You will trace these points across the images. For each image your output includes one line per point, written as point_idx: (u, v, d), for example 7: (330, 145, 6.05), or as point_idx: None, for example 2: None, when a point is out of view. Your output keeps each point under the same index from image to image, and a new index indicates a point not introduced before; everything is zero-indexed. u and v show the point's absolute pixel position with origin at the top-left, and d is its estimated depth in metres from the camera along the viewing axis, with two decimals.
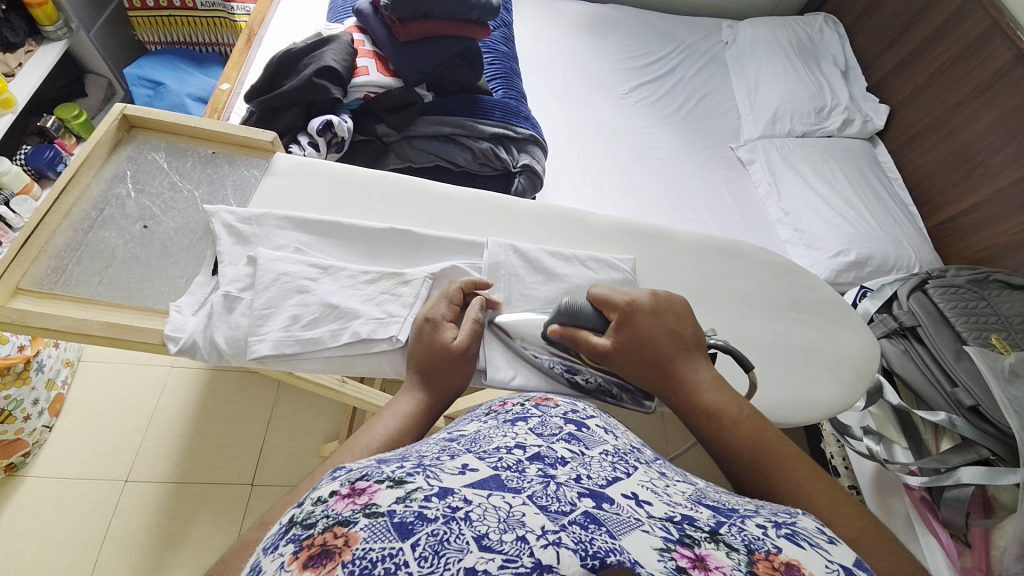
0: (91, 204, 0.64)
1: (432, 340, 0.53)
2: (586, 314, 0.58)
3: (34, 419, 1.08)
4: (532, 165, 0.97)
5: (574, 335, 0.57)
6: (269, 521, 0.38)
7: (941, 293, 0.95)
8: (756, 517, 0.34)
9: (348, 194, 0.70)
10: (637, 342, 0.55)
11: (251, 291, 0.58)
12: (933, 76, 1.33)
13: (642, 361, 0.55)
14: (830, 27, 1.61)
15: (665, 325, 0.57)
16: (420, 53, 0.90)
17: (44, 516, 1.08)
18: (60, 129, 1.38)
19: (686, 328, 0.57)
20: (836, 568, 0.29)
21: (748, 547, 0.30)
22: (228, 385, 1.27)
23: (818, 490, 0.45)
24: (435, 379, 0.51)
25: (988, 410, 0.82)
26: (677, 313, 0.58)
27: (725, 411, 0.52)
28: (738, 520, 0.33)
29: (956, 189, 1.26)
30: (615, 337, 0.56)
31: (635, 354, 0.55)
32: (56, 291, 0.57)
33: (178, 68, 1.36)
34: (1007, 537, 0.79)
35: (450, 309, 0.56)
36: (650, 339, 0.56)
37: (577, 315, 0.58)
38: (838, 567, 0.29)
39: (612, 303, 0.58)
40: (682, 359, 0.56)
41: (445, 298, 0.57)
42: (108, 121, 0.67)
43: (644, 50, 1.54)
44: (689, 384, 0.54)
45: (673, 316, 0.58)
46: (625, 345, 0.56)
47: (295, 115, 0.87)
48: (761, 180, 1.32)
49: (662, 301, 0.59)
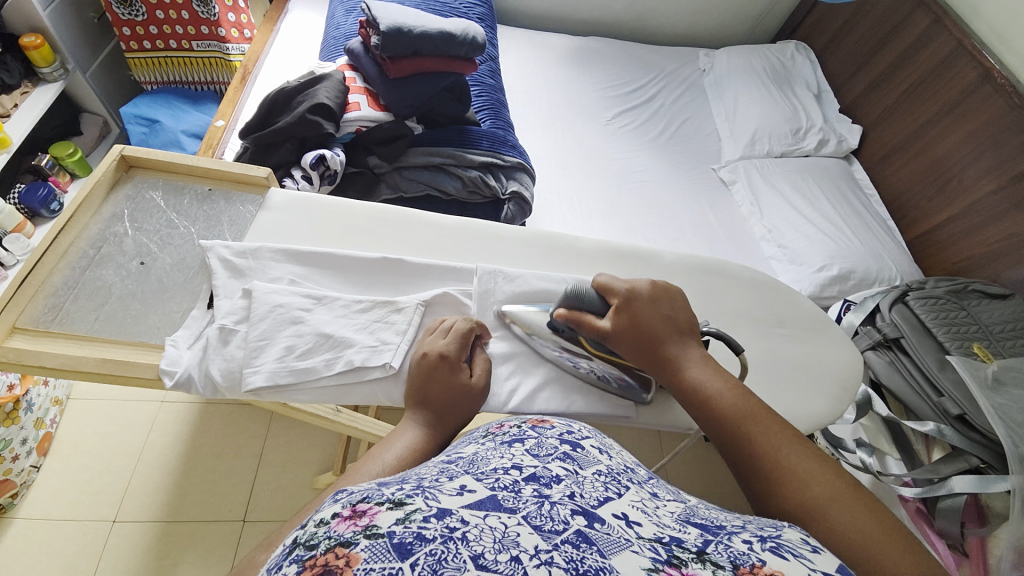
0: (88, 242, 0.65)
1: (444, 376, 0.54)
2: (591, 299, 0.62)
3: (22, 459, 1.06)
4: (520, 192, 1.00)
5: (579, 319, 0.61)
6: (270, 547, 0.40)
7: (921, 304, 0.97)
8: (742, 532, 0.35)
9: (341, 225, 0.72)
10: (635, 324, 0.59)
11: (246, 323, 0.59)
12: (902, 96, 1.40)
13: (640, 340, 0.59)
14: (801, 53, 1.69)
15: (662, 310, 0.60)
16: (410, 88, 0.94)
17: (28, 560, 1.05)
18: (54, 167, 1.40)
19: (682, 314, 0.61)
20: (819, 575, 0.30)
21: (733, 563, 0.30)
22: (219, 417, 1.25)
23: (796, 457, 0.47)
24: (441, 419, 0.52)
25: (974, 419, 0.83)
26: (672, 301, 0.62)
27: (713, 384, 0.55)
28: (724, 536, 0.34)
29: (931, 204, 1.31)
30: (616, 319, 0.60)
31: (632, 336, 0.59)
32: (52, 329, 0.58)
33: (173, 106, 1.40)
34: (1002, 545, 0.80)
35: (461, 348, 0.57)
36: (647, 321, 0.59)
37: (583, 299, 0.62)
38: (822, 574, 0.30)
39: (613, 287, 0.62)
40: (673, 340, 0.59)
41: (456, 336, 0.57)
42: (107, 162, 0.69)
43: (626, 78, 1.61)
44: (680, 363, 0.58)
45: (670, 304, 0.61)
46: (624, 325, 0.59)
47: (288, 150, 0.89)
48: (743, 201, 1.36)
49: (660, 289, 0.62)
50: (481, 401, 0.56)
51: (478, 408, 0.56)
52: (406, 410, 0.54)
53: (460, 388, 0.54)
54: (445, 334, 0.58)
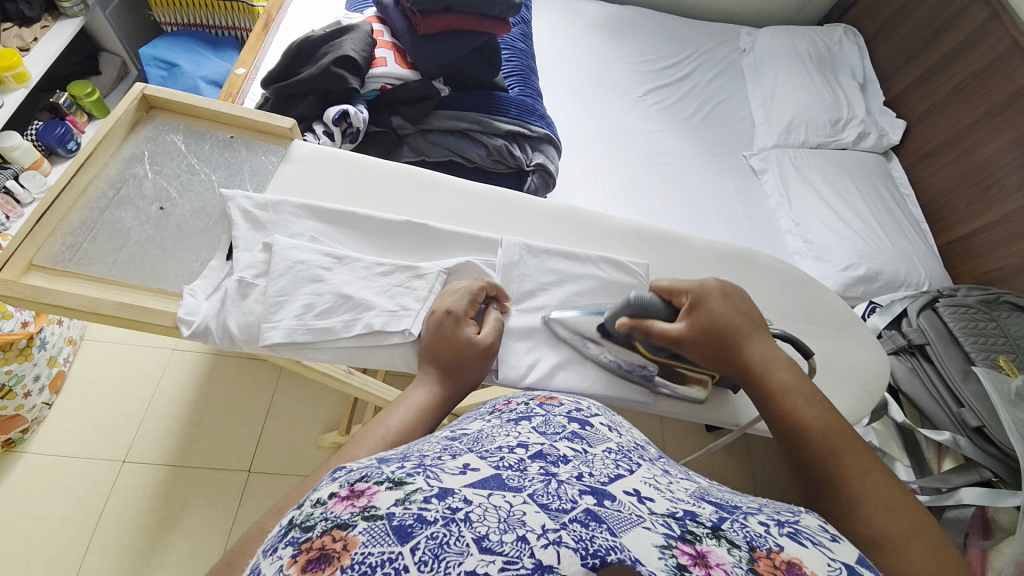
0: (107, 182, 0.64)
1: (449, 333, 0.53)
2: (654, 305, 0.58)
3: (35, 396, 1.08)
4: (545, 165, 0.96)
5: (645, 326, 0.57)
6: (283, 511, 0.38)
7: (951, 311, 0.94)
8: (759, 514, 0.34)
9: (364, 184, 0.69)
10: (711, 323, 0.56)
11: (265, 277, 0.57)
12: (951, 93, 1.33)
13: (713, 344, 0.56)
14: (849, 38, 1.60)
15: (737, 307, 0.58)
16: (438, 47, 0.90)
17: (41, 492, 1.08)
18: (72, 106, 1.38)
19: (752, 308, 0.60)
20: (838, 565, 0.30)
21: (750, 544, 0.30)
22: (227, 370, 1.26)
23: (881, 483, 0.43)
24: (453, 375, 0.51)
25: (993, 432, 0.82)
26: (742, 297, 0.60)
27: (797, 387, 0.52)
28: (741, 516, 0.33)
29: (969, 208, 1.26)
30: (689, 321, 0.57)
31: (708, 336, 0.56)
32: (69, 269, 0.57)
33: (193, 50, 1.36)
34: (1003, 559, 0.79)
35: (471, 306, 0.56)
36: (725, 319, 0.57)
37: (647, 306, 0.58)
38: (840, 565, 0.30)
39: (680, 289, 0.60)
40: (755, 337, 0.57)
41: (467, 294, 0.56)
42: (128, 101, 0.67)
43: (661, 53, 1.54)
44: (760, 359, 0.55)
45: (742, 300, 0.59)
46: (699, 327, 0.57)
47: (312, 103, 0.87)
48: (773, 190, 1.31)
49: (729, 287, 0.60)
50: (495, 358, 0.55)
51: (490, 367, 0.56)
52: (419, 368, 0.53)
53: (472, 349, 0.52)
54: (455, 293, 0.57)
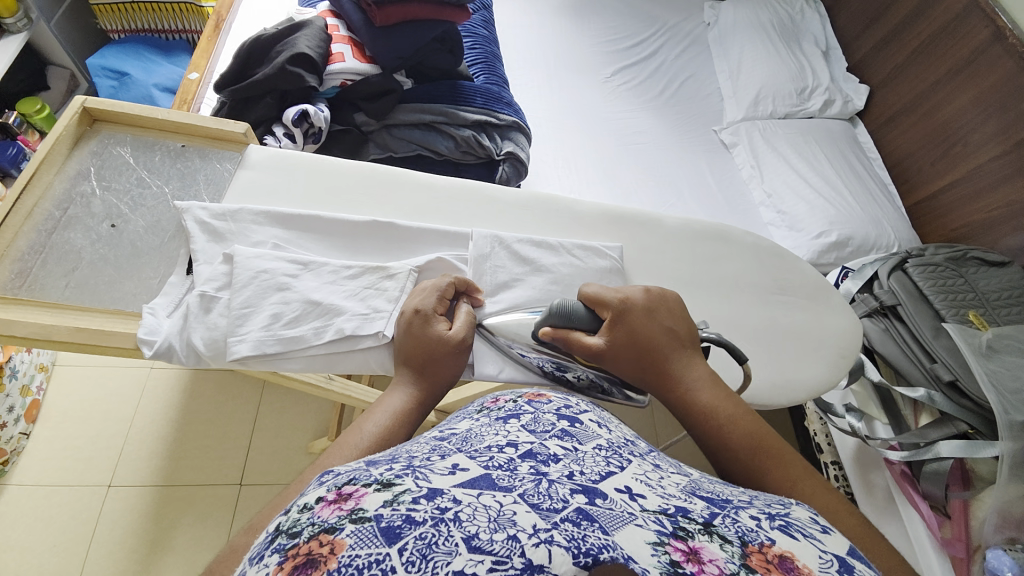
0: (54, 203, 0.61)
1: (419, 332, 0.52)
2: (578, 314, 0.55)
3: (10, 427, 1.05)
4: (515, 152, 0.95)
5: (568, 336, 0.54)
6: (256, 529, 0.38)
7: (920, 271, 0.97)
8: (750, 508, 0.35)
9: (329, 186, 0.68)
10: (633, 339, 0.53)
11: (229, 290, 0.56)
12: (911, 56, 1.34)
13: (636, 361, 0.53)
14: (810, 7, 1.61)
15: (662, 324, 0.55)
16: (396, 38, 0.87)
17: (25, 525, 1.05)
18: (22, 125, 1.32)
19: (681, 324, 0.56)
20: (829, 557, 0.30)
21: (741, 539, 0.31)
22: (210, 384, 1.24)
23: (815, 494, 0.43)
24: (430, 372, 0.51)
25: (966, 385, 0.84)
26: (670, 313, 0.56)
27: (721, 408, 0.50)
28: (732, 510, 0.34)
29: (934, 168, 1.28)
30: (609, 336, 0.54)
31: (629, 353, 0.53)
32: (21, 296, 0.54)
33: (144, 57, 1.31)
34: (985, 508, 0.81)
35: (441, 303, 0.55)
36: (646, 336, 0.54)
37: (570, 315, 0.55)
38: (831, 558, 0.30)
39: (603, 301, 0.56)
40: (678, 356, 0.54)
41: (436, 291, 0.56)
42: (68, 115, 0.64)
43: (626, 32, 1.53)
44: (685, 380, 0.53)
45: (669, 315, 0.56)
46: (621, 342, 0.53)
47: (269, 105, 0.84)
48: (744, 163, 1.32)
49: (656, 297, 0.57)
50: (471, 350, 0.55)
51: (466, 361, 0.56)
52: (396, 369, 0.53)
53: (446, 346, 0.52)
54: (424, 291, 0.56)
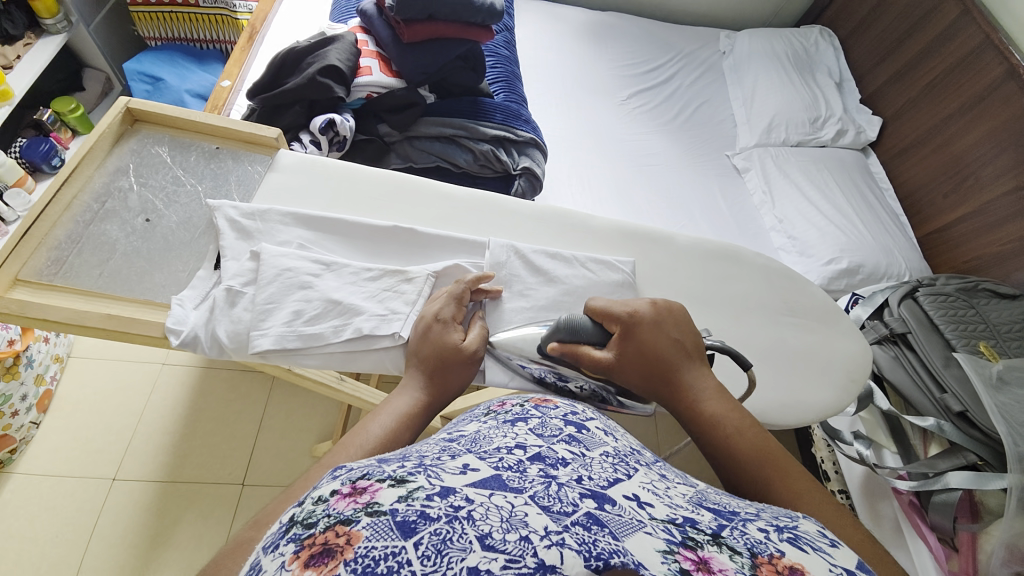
0: (92, 196, 0.64)
1: (433, 338, 0.54)
2: (586, 329, 0.56)
3: (23, 414, 1.07)
4: (531, 168, 0.98)
5: (576, 351, 0.55)
6: (265, 522, 0.38)
7: (931, 300, 0.97)
8: (758, 520, 0.35)
9: (352, 191, 0.70)
10: (640, 353, 0.54)
11: (254, 286, 0.58)
12: (924, 90, 1.36)
13: (644, 376, 0.54)
14: (825, 39, 1.64)
15: (669, 335, 0.55)
16: (422, 56, 0.90)
17: (29, 513, 1.06)
18: (56, 123, 1.37)
19: (687, 335, 0.57)
20: (839, 570, 0.31)
21: (750, 550, 0.31)
22: (219, 381, 1.25)
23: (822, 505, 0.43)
24: (437, 379, 0.51)
25: (976, 416, 0.84)
26: (678, 324, 0.57)
27: (729, 420, 0.50)
28: (740, 523, 0.35)
29: (946, 200, 1.29)
30: (618, 350, 0.55)
31: (636, 365, 0.54)
32: (56, 282, 0.57)
33: (177, 64, 1.36)
34: (994, 541, 0.79)
35: (458, 310, 0.57)
36: (653, 350, 0.54)
37: (578, 331, 0.56)
38: (841, 570, 0.31)
39: (612, 314, 0.57)
40: (684, 368, 0.54)
41: (453, 298, 0.57)
42: (112, 114, 0.67)
43: (643, 57, 1.56)
44: (692, 392, 0.53)
45: (675, 326, 0.56)
46: (629, 356, 0.54)
47: (297, 113, 0.87)
48: (755, 189, 1.34)
49: (663, 310, 0.57)
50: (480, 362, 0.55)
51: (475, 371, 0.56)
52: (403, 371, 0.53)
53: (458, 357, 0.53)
54: (443, 298, 0.58)
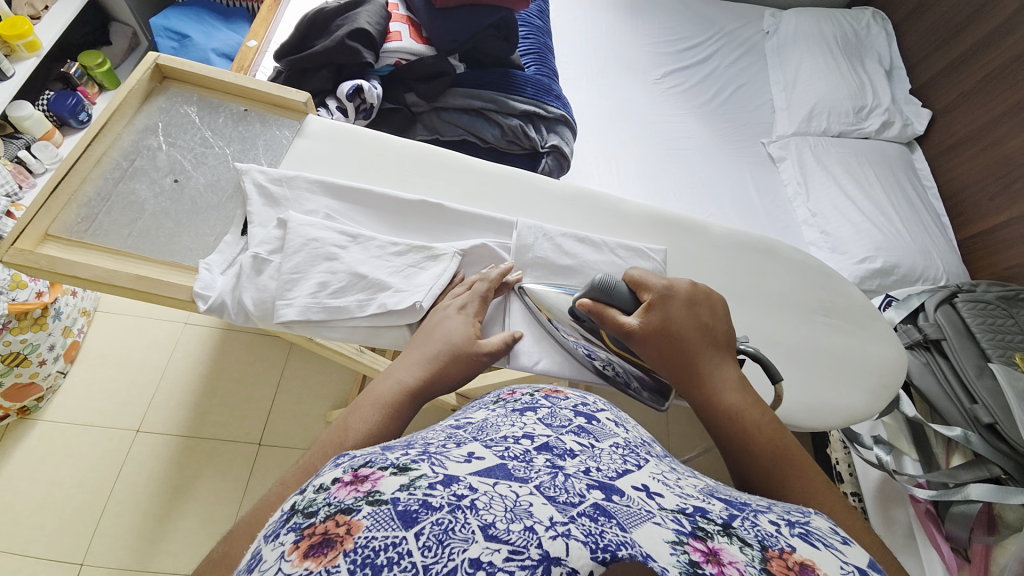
0: (121, 154, 0.63)
1: (445, 328, 0.53)
2: (620, 293, 0.55)
3: (50, 364, 1.10)
4: (560, 146, 0.95)
5: (603, 313, 0.55)
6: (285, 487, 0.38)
7: (969, 307, 0.93)
8: (769, 513, 0.35)
9: (379, 162, 0.68)
10: (667, 327, 0.53)
11: (280, 254, 0.57)
12: (980, 83, 1.28)
13: (666, 351, 0.53)
14: (877, 22, 1.54)
15: (699, 317, 0.55)
16: (454, 22, 0.86)
17: (57, 459, 1.11)
18: (82, 77, 1.37)
19: (719, 324, 0.56)
20: (850, 568, 0.30)
21: (761, 543, 0.30)
22: (239, 344, 1.28)
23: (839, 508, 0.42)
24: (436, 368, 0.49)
25: (1006, 429, 0.81)
26: (712, 309, 0.56)
27: (747, 413, 0.49)
28: (751, 514, 0.34)
29: (992, 203, 1.23)
30: (646, 319, 0.54)
31: (659, 340, 0.53)
32: (85, 240, 0.57)
33: (204, 21, 1.34)
34: (1008, 555, 0.78)
35: (479, 305, 0.56)
36: (681, 328, 0.53)
37: (611, 292, 0.55)
38: (852, 569, 0.29)
39: (647, 283, 0.56)
40: (709, 353, 0.53)
41: (474, 292, 0.57)
42: (141, 70, 0.66)
43: (681, 34, 1.49)
44: (712, 381, 0.52)
45: (709, 312, 0.56)
46: (654, 328, 0.53)
47: (325, 77, 0.85)
48: (790, 179, 1.28)
49: (700, 292, 0.57)
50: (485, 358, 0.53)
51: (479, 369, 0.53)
52: (401, 355, 0.52)
53: (459, 343, 0.51)
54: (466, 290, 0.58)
